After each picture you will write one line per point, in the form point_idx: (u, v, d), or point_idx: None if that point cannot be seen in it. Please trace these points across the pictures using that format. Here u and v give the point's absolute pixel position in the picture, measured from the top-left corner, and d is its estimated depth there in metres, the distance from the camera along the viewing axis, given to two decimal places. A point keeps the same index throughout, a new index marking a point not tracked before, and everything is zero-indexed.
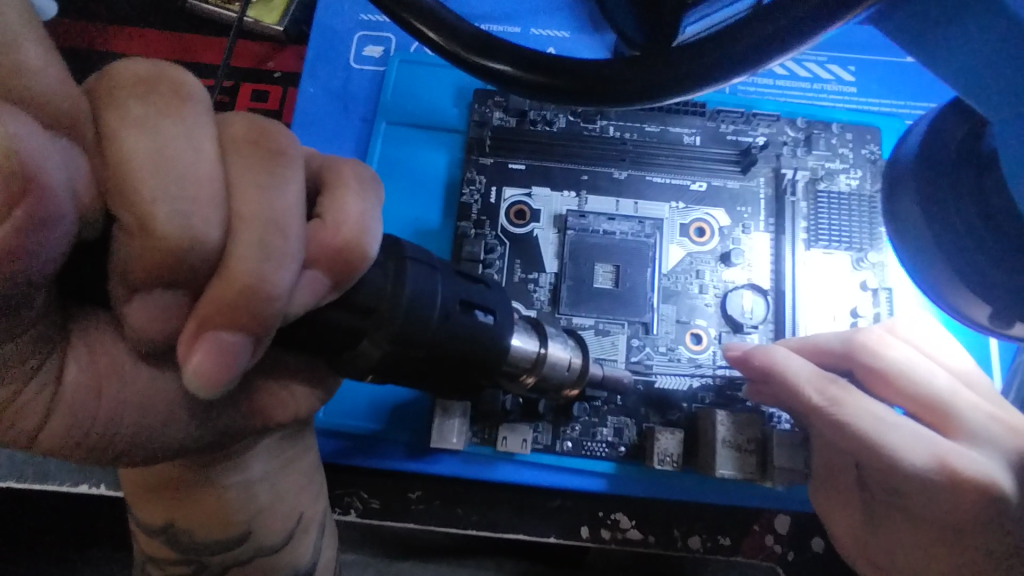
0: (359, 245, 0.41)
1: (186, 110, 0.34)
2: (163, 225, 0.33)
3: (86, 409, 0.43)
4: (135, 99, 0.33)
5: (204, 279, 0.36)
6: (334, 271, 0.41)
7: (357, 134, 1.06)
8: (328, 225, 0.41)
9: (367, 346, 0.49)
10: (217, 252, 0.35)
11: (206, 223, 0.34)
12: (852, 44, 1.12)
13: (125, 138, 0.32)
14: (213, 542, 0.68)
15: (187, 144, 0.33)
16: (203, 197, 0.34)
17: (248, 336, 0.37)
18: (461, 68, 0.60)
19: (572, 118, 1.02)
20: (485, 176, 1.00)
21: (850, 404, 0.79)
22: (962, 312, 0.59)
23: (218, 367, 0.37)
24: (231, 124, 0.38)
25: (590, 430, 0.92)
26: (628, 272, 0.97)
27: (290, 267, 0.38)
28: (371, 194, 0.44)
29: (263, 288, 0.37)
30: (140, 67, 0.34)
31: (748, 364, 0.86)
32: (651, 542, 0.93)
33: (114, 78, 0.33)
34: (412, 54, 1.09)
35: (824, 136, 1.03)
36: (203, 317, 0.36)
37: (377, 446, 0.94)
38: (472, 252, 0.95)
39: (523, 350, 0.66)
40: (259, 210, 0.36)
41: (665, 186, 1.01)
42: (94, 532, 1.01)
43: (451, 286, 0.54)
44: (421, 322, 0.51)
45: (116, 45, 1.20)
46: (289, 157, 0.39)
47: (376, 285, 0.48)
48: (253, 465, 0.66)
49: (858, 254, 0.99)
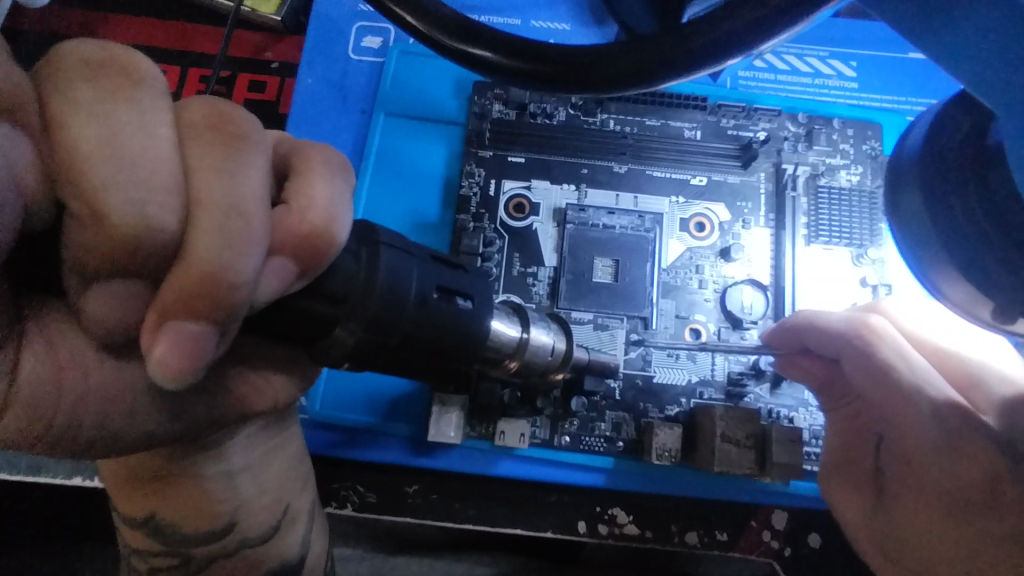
0: (326, 230, 0.40)
1: (136, 92, 0.33)
2: (116, 212, 0.32)
3: (46, 397, 0.42)
4: (83, 83, 0.32)
5: (164, 268, 0.35)
6: (301, 257, 0.40)
7: (355, 126, 1.05)
8: (294, 210, 0.39)
9: (340, 334, 0.48)
10: (175, 241, 0.34)
11: (162, 209, 0.33)
12: (854, 39, 1.12)
13: (70, 122, 0.31)
14: (196, 534, 0.67)
15: (139, 128, 0.32)
16: (158, 182, 0.33)
17: (213, 326, 0.36)
18: (448, 58, 0.59)
19: (572, 112, 1.02)
20: (484, 169, 0.99)
21: (866, 346, 0.75)
22: (962, 309, 0.58)
23: (183, 358, 0.35)
24: (188, 108, 0.36)
25: (588, 424, 0.91)
26: (628, 267, 0.96)
27: (256, 253, 0.36)
28: (339, 178, 0.43)
29: (226, 275, 0.35)
30: (89, 48, 0.33)
31: (780, 332, 0.86)
32: (648, 538, 0.92)
33: (61, 61, 0.33)
34: (411, 45, 1.08)
35: (824, 131, 1.03)
36: (163, 307, 0.35)
37: (371, 439, 0.93)
38: (470, 245, 0.94)
39: (502, 335, 0.66)
40: (220, 196, 0.35)
41: (666, 180, 1.00)
42: (86, 525, 1.01)
43: (427, 272, 0.53)
44: (397, 307, 0.50)
45: (111, 35, 1.18)
46: (251, 140, 0.37)
47: (347, 271, 0.47)
48: (234, 456, 0.65)
49: (858, 250, 0.99)
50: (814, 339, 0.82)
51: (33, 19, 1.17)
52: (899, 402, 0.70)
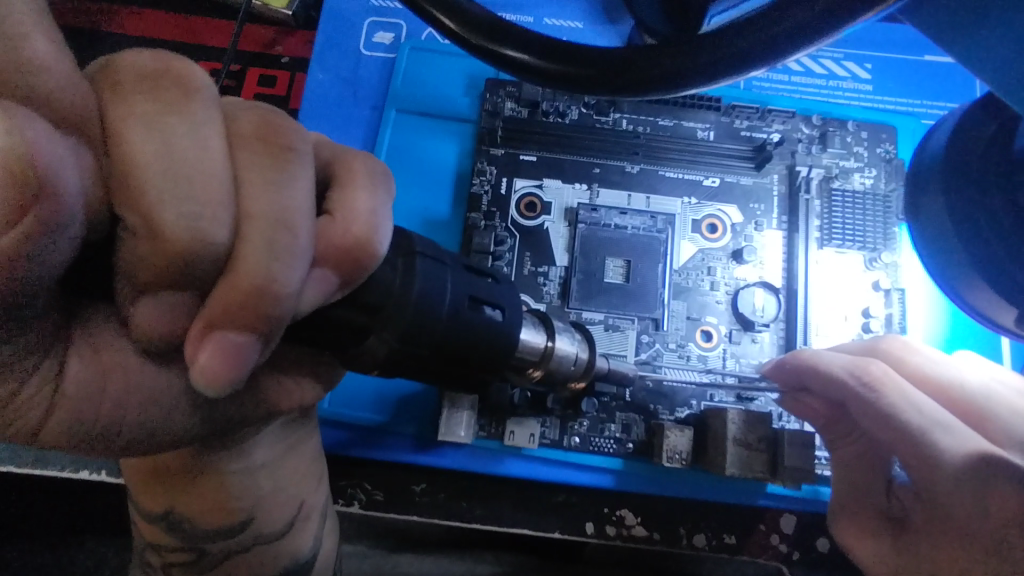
0: (369, 243, 0.39)
1: (193, 105, 0.32)
2: (170, 227, 0.31)
3: (89, 404, 0.41)
4: (142, 95, 0.31)
5: (211, 281, 0.34)
6: (342, 269, 0.39)
7: (367, 123, 1.05)
8: (338, 222, 0.39)
9: (374, 342, 0.48)
10: (226, 253, 0.34)
11: (214, 223, 0.32)
12: (868, 42, 1.11)
13: (132, 133, 0.30)
14: (214, 530, 0.66)
15: (194, 141, 0.31)
16: (210, 195, 0.32)
17: (256, 336, 0.36)
18: (497, 65, 0.58)
19: (584, 111, 1.01)
20: (496, 168, 0.99)
21: (889, 389, 0.72)
22: (987, 316, 0.59)
23: (225, 366, 0.36)
24: (239, 119, 0.36)
25: (598, 426, 0.91)
26: (640, 268, 0.96)
27: (300, 266, 0.36)
28: (381, 191, 0.41)
29: (271, 288, 0.35)
30: (144, 60, 0.32)
31: (780, 367, 0.83)
32: (656, 540, 0.92)
33: (119, 72, 0.31)
34: (423, 41, 1.07)
35: (839, 134, 1.02)
36: (210, 317, 0.35)
37: (381, 438, 0.93)
38: (481, 243, 0.94)
39: (527, 343, 0.65)
40: (268, 209, 0.34)
41: (678, 181, 1.00)
42: (92, 518, 1.00)
43: (461, 282, 0.53)
44: (430, 317, 0.49)
45: (125, 29, 1.18)
46: (298, 152, 0.37)
47: (386, 280, 0.47)
48: (256, 453, 0.65)
49: (872, 254, 0.98)
50: (816, 381, 0.78)
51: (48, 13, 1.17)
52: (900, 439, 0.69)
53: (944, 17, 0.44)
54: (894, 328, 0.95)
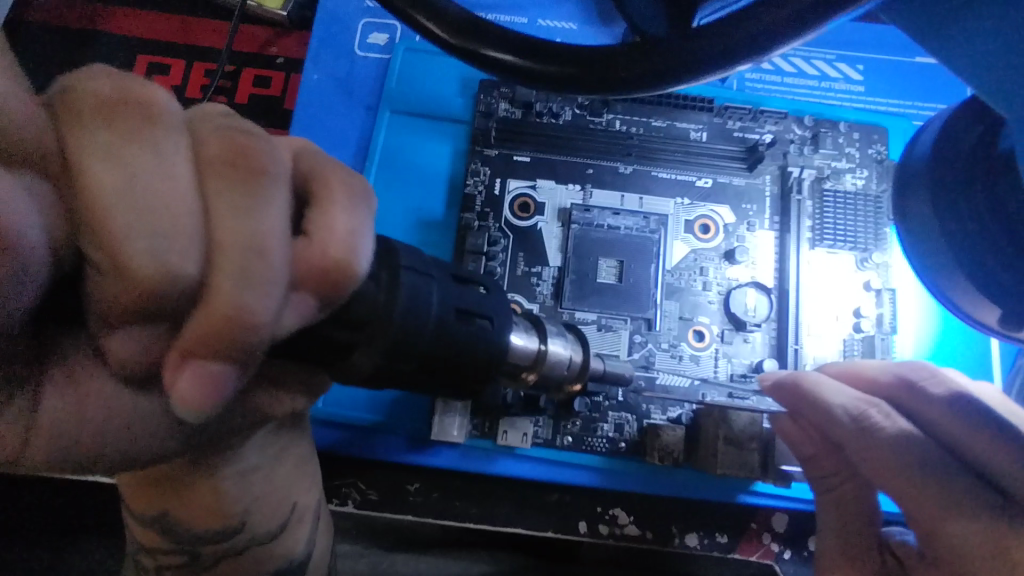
0: (348, 264, 0.38)
1: (155, 134, 0.32)
2: (136, 261, 0.31)
3: (69, 431, 0.41)
4: (101, 126, 0.30)
5: (184, 311, 0.34)
6: (321, 291, 0.39)
7: (361, 124, 1.05)
8: (315, 245, 0.38)
9: (359, 358, 0.48)
10: (196, 285, 0.33)
11: (183, 257, 0.32)
12: (859, 43, 1.12)
13: (92, 167, 0.30)
14: (206, 533, 0.67)
15: (159, 172, 0.31)
16: (175, 228, 0.31)
17: (234, 364, 0.36)
18: (484, 69, 0.59)
19: (578, 111, 1.01)
20: (489, 168, 0.99)
21: (887, 435, 0.68)
22: (973, 316, 0.59)
23: (204, 394, 0.35)
24: (207, 142, 0.34)
25: (591, 425, 0.91)
26: (632, 268, 0.96)
27: (276, 293, 0.35)
28: (361, 209, 0.40)
29: (244, 316, 0.34)
30: (103, 86, 0.31)
31: (781, 390, 0.78)
32: (648, 539, 0.93)
33: (76, 101, 0.31)
34: (418, 42, 1.08)
35: (831, 134, 1.03)
36: (185, 347, 0.34)
37: (375, 439, 0.93)
38: (475, 244, 0.94)
39: (522, 349, 0.66)
40: (239, 237, 0.33)
41: (671, 181, 1.00)
42: (86, 519, 1.01)
43: (448, 292, 0.53)
44: (417, 329, 0.50)
45: (120, 30, 1.18)
46: (270, 175, 0.35)
47: (370, 297, 0.47)
48: (249, 456, 0.65)
49: (863, 254, 0.99)
50: (812, 411, 0.75)
51: (42, 15, 1.17)
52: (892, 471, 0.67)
53: (928, 17, 0.44)
54: (885, 327, 0.96)
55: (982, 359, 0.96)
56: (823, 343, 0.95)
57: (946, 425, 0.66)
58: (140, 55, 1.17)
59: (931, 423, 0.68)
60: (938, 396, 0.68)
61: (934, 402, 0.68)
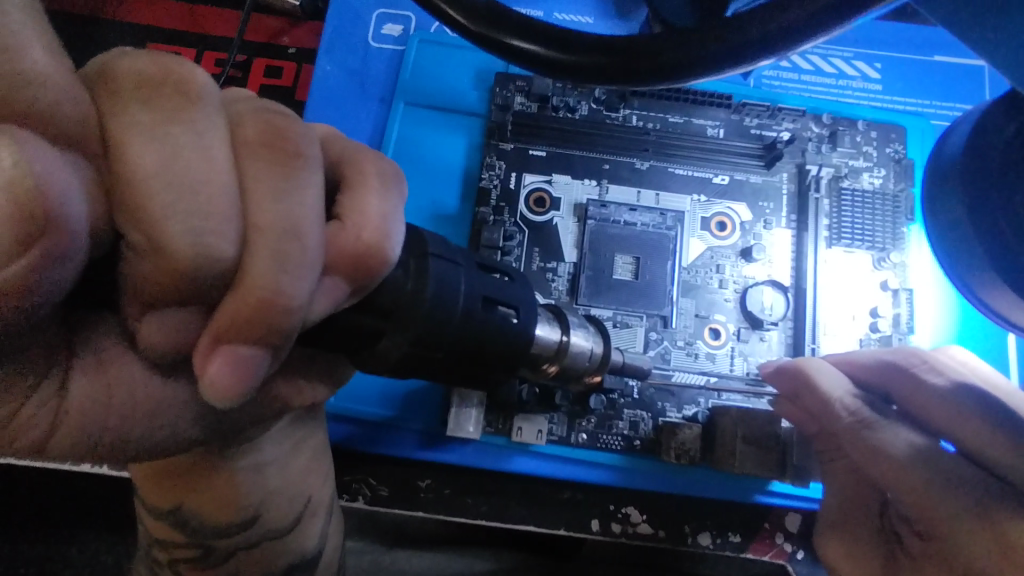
0: (380, 250, 0.38)
1: (194, 112, 0.30)
2: (176, 243, 0.30)
3: (96, 417, 0.40)
4: (140, 104, 0.29)
5: (219, 292, 0.33)
6: (353, 277, 0.38)
7: (375, 116, 1.04)
8: (348, 228, 0.37)
9: (387, 345, 0.47)
10: (233, 266, 0.32)
11: (219, 237, 0.31)
12: (877, 41, 1.11)
13: (130, 145, 0.29)
14: (220, 526, 0.66)
15: (197, 153, 0.30)
16: (214, 210, 0.31)
17: (266, 349, 0.35)
18: (520, 65, 0.59)
19: (594, 106, 1.00)
20: (505, 162, 0.98)
21: (884, 425, 0.65)
22: (1003, 315, 0.58)
23: (236, 379, 0.35)
24: (243, 123, 0.33)
25: (606, 422, 0.91)
26: (649, 265, 0.95)
27: (310, 276, 0.34)
28: (393, 194, 0.40)
29: (279, 300, 0.34)
30: (143, 64, 0.30)
31: (780, 375, 0.78)
32: (661, 537, 0.92)
33: (115, 80, 0.30)
34: (432, 34, 1.07)
35: (849, 133, 1.02)
36: (218, 330, 0.34)
37: (387, 433, 0.92)
38: (490, 239, 0.93)
39: (541, 338, 0.65)
40: (277, 219, 0.33)
41: (688, 178, 0.99)
42: (91, 513, 0.99)
43: (474, 281, 0.52)
44: (441, 319, 0.48)
45: (129, 17, 1.16)
46: (305, 158, 0.34)
47: (397, 283, 0.46)
48: (268, 448, 0.64)
49: (881, 254, 0.98)
50: (811, 398, 0.73)
51: None
52: (904, 472, 0.61)
53: None
54: (902, 327, 0.95)
55: (997, 362, 0.95)
56: (839, 342, 0.94)
57: (937, 414, 0.64)
58: (149, 44, 1.14)
59: (923, 411, 0.65)
60: (934, 384, 0.65)
61: (929, 391, 0.65)
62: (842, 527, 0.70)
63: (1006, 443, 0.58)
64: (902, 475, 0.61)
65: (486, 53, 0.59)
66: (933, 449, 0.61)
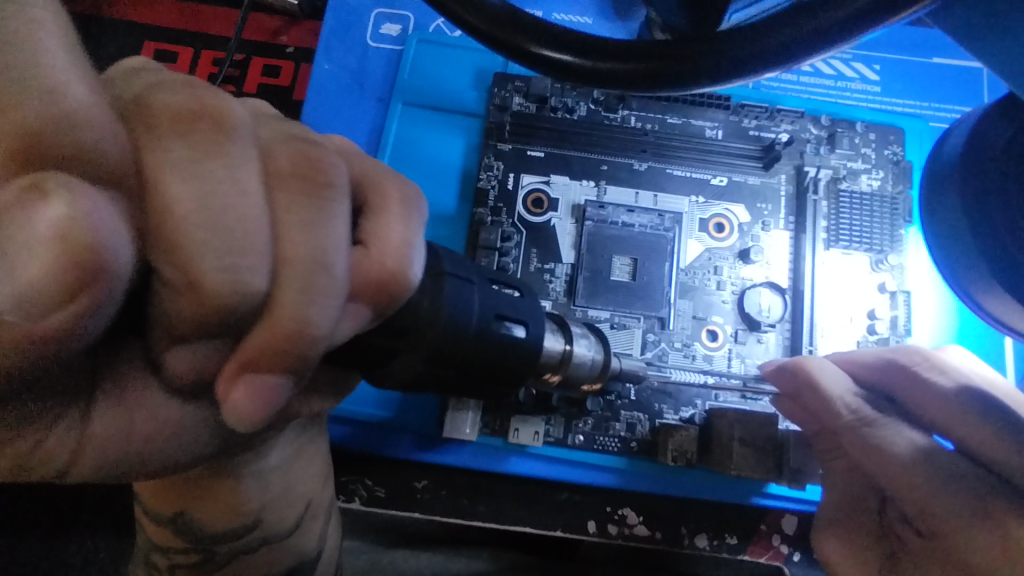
0: (403, 275, 0.37)
1: (230, 146, 0.29)
2: (209, 279, 0.29)
3: (120, 445, 0.39)
4: (177, 139, 0.28)
5: (248, 325, 0.32)
6: (377, 303, 0.37)
7: (373, 116, 1.03)
8: (373, 254, 0.36)
9: (401, 363, 0.46)
10: (263, 300, 0.32)
11: (252, 272, 0.30)
12: (878, 42, 1.11)
13: (169, 183, 0.28)
14: (222, 532, 0.65)
15: (232, 187, 0.29)
16: (248, 244, 0.30)
17: (289, 377, 0.35)
18: (541, 72, 0.58)
19: (592, 107, 1.00)
20: (502, 163, 0.98)
21: (886, 425, 0.65)
22: (999, 318, 0.58)
23: (258, 406, 0.34)
24: (274, 153, 0.33)
25: (603, 424, 0.90)
26: (646, 266, 0.95)
27: (335, 304, 0.33)
28: (415, 219, 0.39)
29: (307, 331, 0.33)
30: (178, 97, 0.29)
31: (781, 374, 0.76)
32: (658, 539, 0.92)
33: (151, 114, 0.29)
34: (430, 34, 1.06)
35: (847, 134, 1.02)
36: (245, 359, 0.33)
37: (389, 437, 0.92)
38: (488, 239, 0.93)
39: (546, 349, 0.65)
40: (306, 250, 0.32)
41: (686, 179, 0.99)
42: (91, 516, 0.99)
43: (486, 299, 0.52)
44: (455, 337, 0.48)
45: (127, 15, 1.16)
46: (335, 187, 0.34)
47: (413, 305, 0.45)
48: (270, 455, 0.64)
49: (878, 256, 0.98)
50: (813, 399, 0.72)
51: None
52: (908, 480, 0.60)
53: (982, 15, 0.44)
54: (899, 330, 0.95)
55: (996, 363, 0.95)
56: (836, 343, 0.94)
57: (937, 412, 0.64)
58: (146, 41, 1.15)
59: (923, 410, 0.66)
60: (938, 386, 0.65)
61: (931, 389, 0.65)
62: (839, 527, 0.70)
63: (1004, 440, 0.58)
64: (902, 475, 0.61)
65: (502, 57, 0.59)
66: (932, 449, 0.61)
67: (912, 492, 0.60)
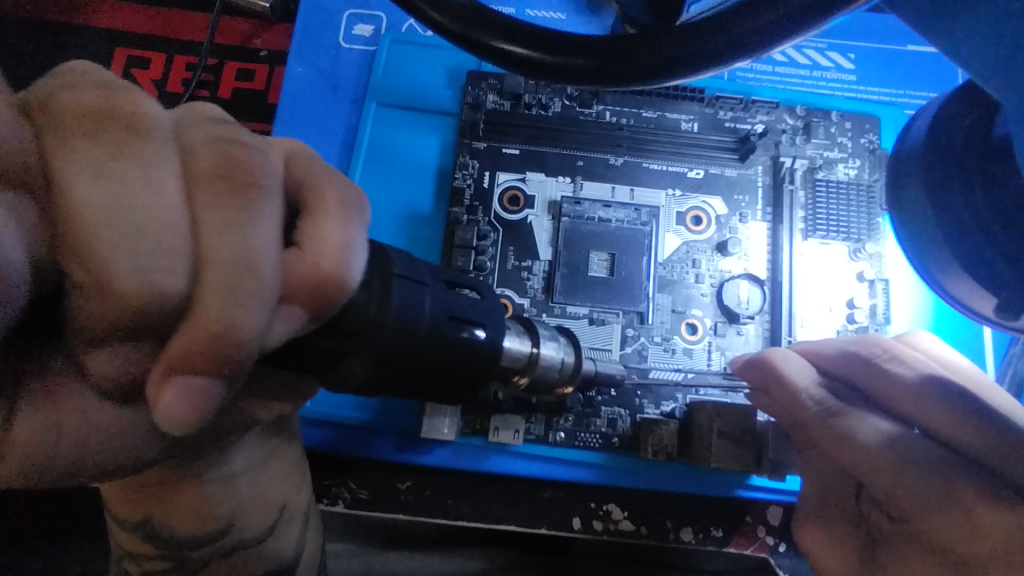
0: (339, 277, 0.38)
1: (142, 146, 0.31)
2: (122, 282, 0.30)
3: (45, 449, 0.39)
4: (83, 139, 0.29)
5: (172, 326, 0.33)
6: (311, 305, 0.38)
7: (347, 118, 1.03)
8: (306, 256, 0.37)
9: (349, 366, 0.47)
10: (183, 301, 0.32)
11: (168, 275, 0.31)
12: (851, 31, 1.11)
13: (75, 185, 0.29)
14: (193, 537, 0.65)
15: (145, 187, 0.30)
16: (164, 247, 0.31)
17: (221, 380, 0.35)
18: (509, 69, 0.58)
19: (567, 102, 1.00)
20: (478, 161, 0.97)
21: (853, 414, 0.65)
22: (968, 305, 0.57)
23: (188, 410, 0.35)
24: (196, 154, 0.33)
25: (584, 421, 0.90)
26: (624, 261, 0.95)
27: (264, 306, 0.34)
28: (355, 220, 0.40)
29: (233, 333, 0.33)
30: (85, 97, 0.30)
31: (748, 368, 0.77)
32: (643, 534, 0.92)
33: (57, 112, 0.30)
34: (403, 34, 1.06)
35: (823, 124, 1.02)
36: (170, 361, 0.34)
37: (366, 438, 0.91)
38: (464, 239, 0.93)
39: (511, 353, 0.65)
40: (227, 254, 0.33)
41: (662, 173, 0.99)
42: (72, 525, 0.98)
43: (440, 301, 0.52)
44: (407, 336, 0.48)
45: (100, 22, 1.15)
46: (262, 188, 0.34)
47: (360, 307, 0.45)
48: (235, 459, 0.63)
49: (856, 245, 0.98)
50: (780, 389, 0.72)
51: (16, 7, 1.14)
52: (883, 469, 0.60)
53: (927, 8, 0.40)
54: (879, 318, 0.95)
55: (974, 352, 0.96)
56: (817, 334, 0.94)
57: (902, 401, 0.64)
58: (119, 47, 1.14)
59: (888, 398, 0.66)
60: (900, 373, 0.65)
61: (894, 379, 0.65)
62: (818, 517, 0.69)
63: (965, 425, 0.58)
64: (871, 468, 0.61)
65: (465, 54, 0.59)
66: (898, 436, 0.61)
67: (878, 479, 0.60)
